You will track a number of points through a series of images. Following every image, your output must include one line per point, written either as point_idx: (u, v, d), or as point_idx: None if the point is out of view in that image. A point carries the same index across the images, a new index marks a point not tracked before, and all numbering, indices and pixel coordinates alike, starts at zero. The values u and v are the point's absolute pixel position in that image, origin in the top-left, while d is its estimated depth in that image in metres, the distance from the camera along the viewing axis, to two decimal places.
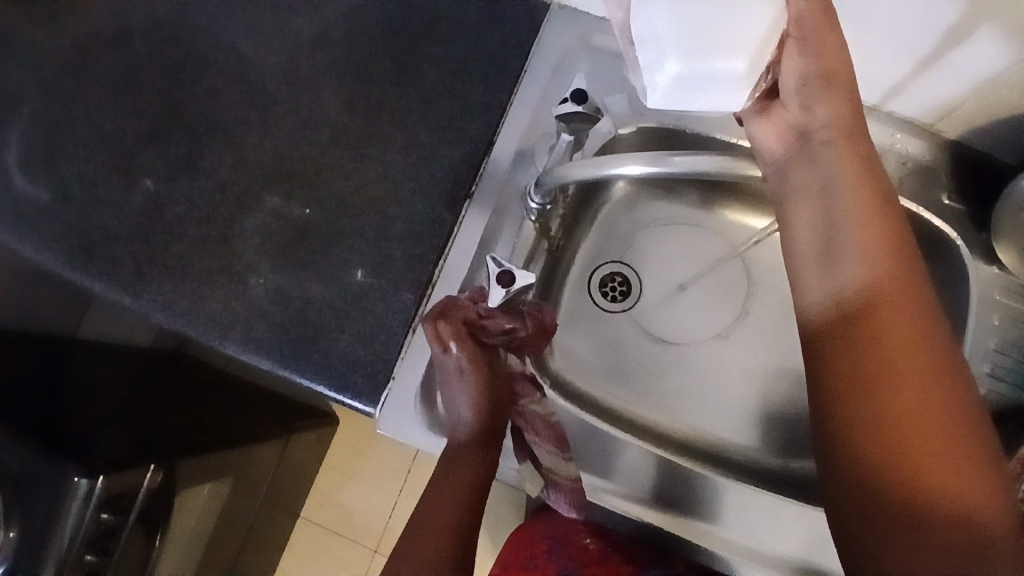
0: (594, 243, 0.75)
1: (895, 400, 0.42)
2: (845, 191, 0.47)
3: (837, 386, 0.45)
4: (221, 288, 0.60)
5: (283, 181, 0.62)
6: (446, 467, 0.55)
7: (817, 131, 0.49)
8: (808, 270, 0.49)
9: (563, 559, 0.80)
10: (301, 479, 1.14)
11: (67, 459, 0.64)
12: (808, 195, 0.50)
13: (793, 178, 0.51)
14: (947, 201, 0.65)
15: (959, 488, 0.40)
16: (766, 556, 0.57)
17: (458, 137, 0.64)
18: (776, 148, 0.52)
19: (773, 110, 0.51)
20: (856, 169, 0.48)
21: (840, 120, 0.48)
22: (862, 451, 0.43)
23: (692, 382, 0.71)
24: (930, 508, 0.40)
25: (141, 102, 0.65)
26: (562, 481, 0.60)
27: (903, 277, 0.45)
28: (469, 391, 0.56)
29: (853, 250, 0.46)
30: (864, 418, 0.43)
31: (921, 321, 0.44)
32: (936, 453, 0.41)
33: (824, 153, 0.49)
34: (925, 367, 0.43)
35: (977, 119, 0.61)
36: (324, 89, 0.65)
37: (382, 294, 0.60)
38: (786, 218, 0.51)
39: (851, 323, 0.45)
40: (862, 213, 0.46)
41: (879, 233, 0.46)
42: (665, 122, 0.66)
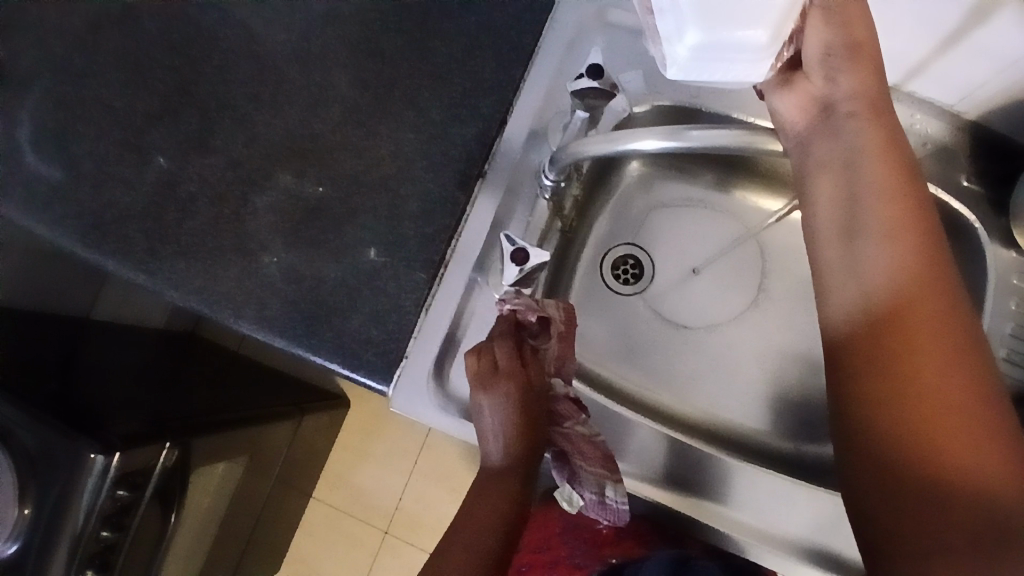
0: (606, 226, 0.74)
1: (915, 376, 0.42)
2: (868, 165, 0.47)
3: (853, 362, 0.44)
4: (235, 267, 0.60)
5: (294, 159, 0.62)
6: (483, 484, 0.53)
7: (842, 103, 0.48)
8: (828, 247, 0.48)
9: (575, 537, 0.82)
10: (313, 460, 1.15)
11: (83, 434, 0.64)
12: (830, 169, 0.48)
13: (815, 152, 0.49)
14: (965, 183, 0.64)
15: (978, 463, 0.39)
16: (776, 536, 0.57)
17: (470, 116, 0.63)
18: (798, 121, 0.50)
19: (795, 82, 0.50)
20: (879, 142, 0.47)
21: (864, 92, 0.47)
22: (878, 429, 0.42)
23: (703, 365, 0.71)
24: (951, 484, 0.39)
25: (151, 81, 0.65)
26: (608, 503, 0.56)
27: (926, 253, 0.44)
28: (504, 412, 0.53)
29: (875, 226, 0.45)
30: (883, 393, 0.42)
31: (943, 300, 0.43)
32: (953, 431, 0.40)
33: (847, 125, 0.48)
34: (943, 340, 0.42)
35: (1003, 99, 0.59)
36: (335, 67, 0.64)
37: (394, 273, 0.59)
38: (808, 194, 0.50)
39: (871, 300, 0.44)
40: (886, 187, 0.46)
41: (902, 209, 0.45)
42: (682, 102, 0.64)
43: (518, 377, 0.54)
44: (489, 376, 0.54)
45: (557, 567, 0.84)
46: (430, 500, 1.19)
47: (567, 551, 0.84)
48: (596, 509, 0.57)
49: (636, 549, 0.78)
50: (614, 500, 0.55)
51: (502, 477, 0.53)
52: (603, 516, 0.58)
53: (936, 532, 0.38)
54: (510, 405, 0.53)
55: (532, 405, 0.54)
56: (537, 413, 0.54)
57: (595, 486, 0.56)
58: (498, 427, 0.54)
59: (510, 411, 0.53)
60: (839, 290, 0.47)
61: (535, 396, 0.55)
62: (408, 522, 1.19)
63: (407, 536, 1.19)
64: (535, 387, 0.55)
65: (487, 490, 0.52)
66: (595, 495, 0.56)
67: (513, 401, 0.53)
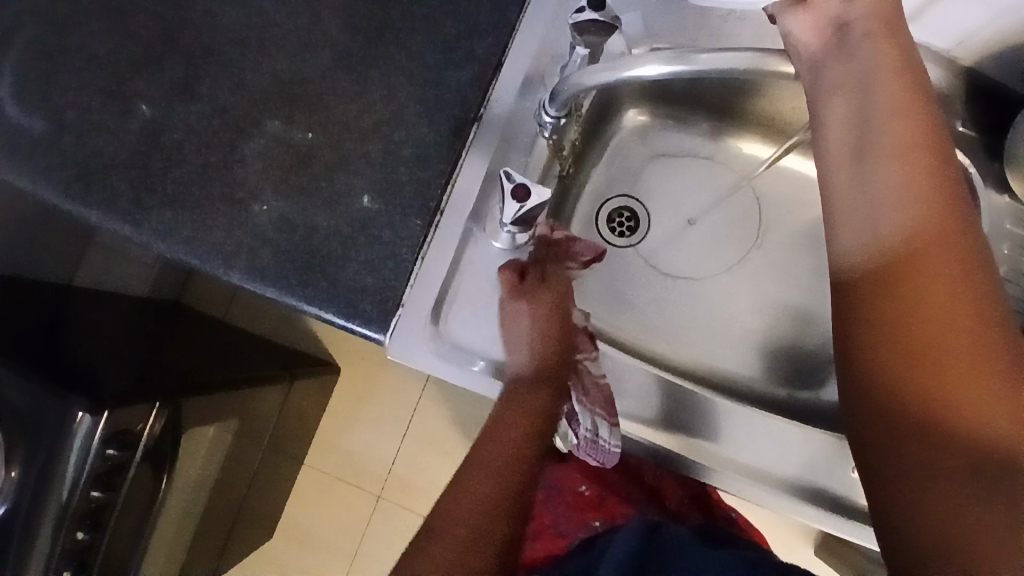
0: (602, 175, 0.73)
1: (924, 303, 0.40)
2: (882, 84, 0.46)
3: (855, 287, 0.44)
4: (224, 216, 0.58)
5: (284, 105, 0.60)
6: (514, 394, 0.57)
7: (856, 22, 0.48)
8: (837, 169, 0.47)
9: (558, 503, 0.82)
10: (304, 425, 1.13)
11: (72, 393, 0.62)
12: (844, 89, 0.47)
13: (828, 74, 0.48)
14: (962, 128, 0.64)
15: (980, 394, 0.38)
16: (771, 476, 0.58)
17: (465, 59, 0.61)
18: (812, 41, 0.50)
19: (811, 2, 0.50)
20: (894, 59, 0.46)
21: (878, 14, 0.48)
22: (881, 358, 0.41)
23: (700, 315, 0.71)
24: (952, 401, 0.38)
25: (133, 26, 0.62)
26: (599, 442, 0.57)
27: (938, 174, 0.43)
28: (536, 326, 0.58)
29: (889, 143, 0.44)
30: (887, 316, 0.42)
31: (954, 225, 0.42)
32: (959, 360, 0.39)
33: (862, 44, 0.47)
34: (952, 261, 0.41)
35: (1000, 42, 0.59)
36: (323, 10, 0.62)
37: (389, 221, 0.58)
38: (818, 118, 0.49)
39: (882, 221, 0.43)
40: (900, 104, 0.45)
41: (916, 127, 0.44)
42: (680, 44, 0.62)
43: (557, 294, 0.60)
44: (532, 288, 0.59)
45: (537, 537, 0.80)
46: (424, 464, 1.19)
47: (549, 520, 0.81)
48: (588, 449, 0.59)
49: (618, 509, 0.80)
50: (606, 441, 0.57)
51: (532, 386, 0.57)
52: (592, 457, 0.59)
53: (932, 464, 0.37)
54: (546, 317, 0.58)
55: (562, 324, 0.60)
56: (564, 333, 0.60)
57: (589, 422, 0.57)
58: (526, 343, 0.58)
59: (544, 324, 0.58)
60: (847, 210, 0.46)
61: (563, 319, 0.60)
62: (402, 487, 1.19)
63: (401, 501, 1.19)
64: (564, 310, 0.60)
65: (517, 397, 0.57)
66: (589, 431, 0.57)
67: (551, 312, 0.59)
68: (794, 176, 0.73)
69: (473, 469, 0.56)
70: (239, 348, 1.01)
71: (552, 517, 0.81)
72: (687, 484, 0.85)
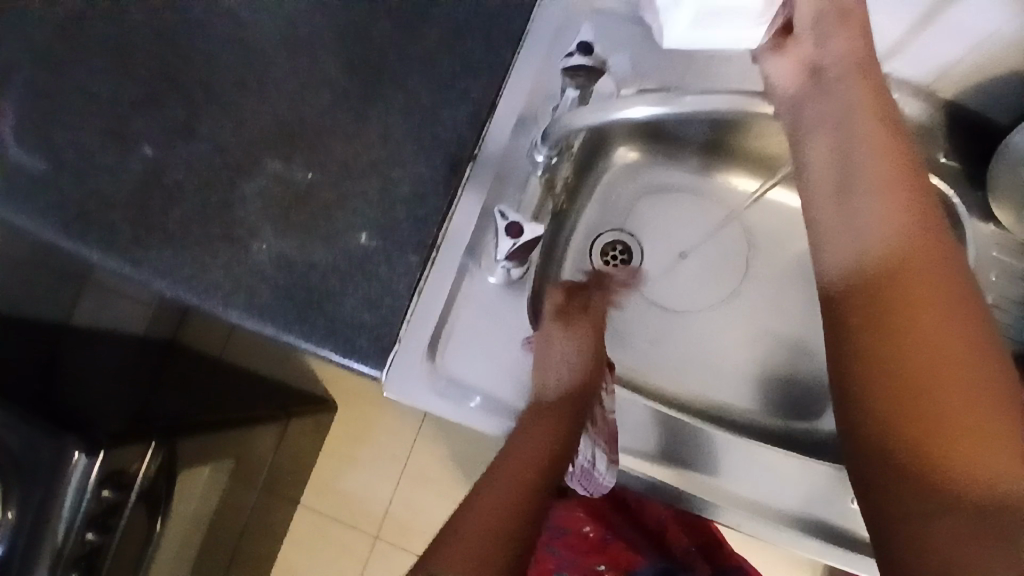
0: (595, 210, 0.75)
1: (918, 342, 0.40)
2: (861, 121, 0.46)
3: (846, 325, 0.43)
4: (223, 254, 0.59)
5: (283, 145, 0.62)
6: (535, 416, 0.56)
7: (831, 67, 0.49)
8: (821, 207, 0.47)
9: (561, 546, 0.80)
10: (300, 464, 1.12)
11: (67, 432, 0.61)
12: (825, 128, 0.48)
13: (809, 114, 0.50)
14: (944, 159, 0.66)
15: (975, 432, 0.37)
16: (771, 509, 0.58)
17: (460, 100, 0.63)
18: (791, 85, 0.51)
19: (788, 47, 0.51)
20: (870, 98, 0.47)
21: (852, 56, 0.48)
22: (876, 398, 0.40)
23: (694, 346, 0.71)
24: (938, 425, 0.38)
25: (138, 71, 0.64)
26: (594, 473, 0.58)
27: (919, 208, 0.43)
28: (574, 345, 0.60)
29: (869, 179, 0.44)
30: (883, 357, 0.40)
31: (940, 261, 0.42)
32: (957, 399, 0.38)
33: (837, 87, 0.48)
34: (940, 299, 0.41)
35: (976, 77, 0.61)
36: (323, 53, 0.64)
37: (385, 257, 0.59)
38: (802, 155, 0.50)
39: (867, 257, 0.43)
40: (879, 141, 0.45)
41: (895, 163, 0.44)
42: (665, 84, 0.65)
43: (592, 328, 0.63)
44: (575, 311, 0.63)
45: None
46: (420, 503, 1.17)
47: (553, 565, 0.80)
48: (582, 477, 0.60)
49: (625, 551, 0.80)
50: (602, 474, 0.57)
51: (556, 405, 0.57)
52: (583, 485, 0.61)
53: (926, 495, 0.37)
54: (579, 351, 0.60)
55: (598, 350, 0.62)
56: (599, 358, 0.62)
57: (589, 453, 0.58)
58: (561, 360, 0.59)
59: (585, 344, 0.61)
60: (832, 242, 0.45)
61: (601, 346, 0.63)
62: (398, 527, 1.17)
63: (397, 542, 1.17)
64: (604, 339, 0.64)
65: (541, 416, 0.56)
66: (587, 462, 0.58)
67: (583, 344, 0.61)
68: (780, 209, 0.75)
69: (494, 484, 0.54)
70: (233, 385, 1.01)
71: (557, 561, 0.79)
72: (688, 524, 0.83)
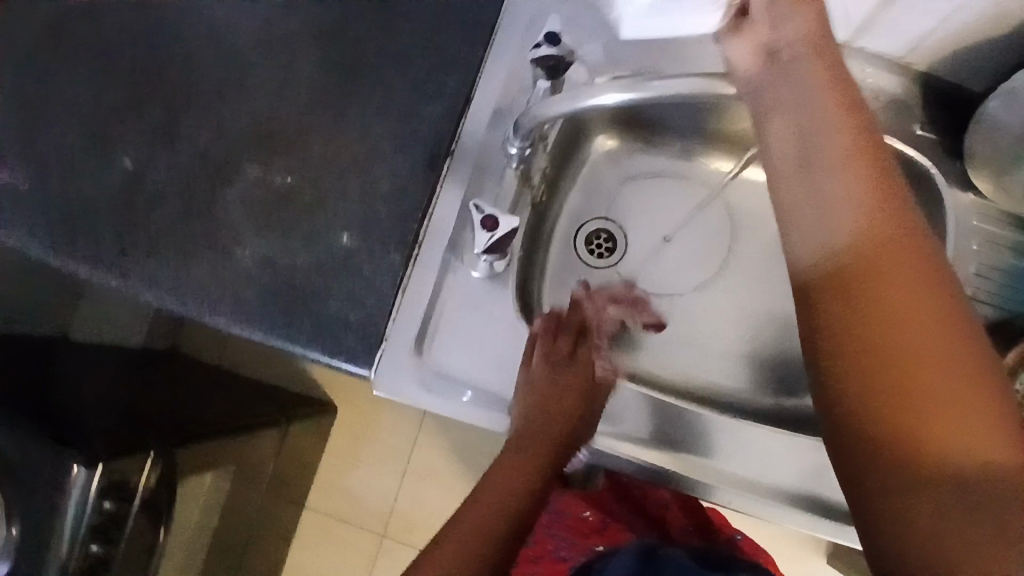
0: (578, 199, 0.75)
1: (897, 329, 0.35)
2: (822, 103, 0.41)
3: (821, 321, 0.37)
4: (208, 260, 0.60)
5: (263, 149, 0.62)
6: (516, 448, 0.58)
7: (786, 48, 0.44)
8: (783, 190, 0.41)
9: (560, 529, 0.82)
10: (304, 466, 1.13)
11: (64, 446, 0.63)
12: (784, 109, 0.43)
13: (768, 94, 0.44)
14: (919, 131, 0.65)
15: (967, 421, 0.33)
16: (762, 485, 0.58)
17: (435, 96, 0.63)
18: (749, 66, 0.46)
19: (744, 30, 0.47)
20: (828, 80, 0.42)
21: (808, 37, 0.44)
22: (863, 397, 0.35)
23: (683, 330, 0.72)
24: (915, 414, 0.34)
25: (116, 82, 0.65)
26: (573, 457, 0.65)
27: (890, 189, 0.38)
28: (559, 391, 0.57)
29: (835, 160, 0.39)
30: (862, 352, 0.36)
31: (913, 240, 0.37)
32: (939, 387, 0.34)
33: (795, 67, 0.43)
34: (917, 281, 0.36)
35: (949, 47, 0.61)
36: (298, 56, 0.65)
37: (369, 255, 0.59)
38: (761, 133, 0.44)
39: (835, 238, 0.38)
40: (841, 120, 0.40)
41: (860, 142, 0.39)
42: (638, 70, 0.64)
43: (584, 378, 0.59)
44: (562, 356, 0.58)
45: (539, 561, 0.82)
46: (425, 500, 1.18)
47: (551, 545, 0.82)
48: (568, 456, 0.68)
49: (621, 534, 0.79)
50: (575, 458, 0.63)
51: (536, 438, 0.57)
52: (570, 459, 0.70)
53: (926, 495, 0.33)
54: (570, 396, 0.57)
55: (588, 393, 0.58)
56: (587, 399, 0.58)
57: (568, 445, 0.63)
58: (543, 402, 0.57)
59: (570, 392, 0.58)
60: (804, 230, 0.40)
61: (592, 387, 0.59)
62: (404, 525, 1.18)
63: (404, 539, 1.17)
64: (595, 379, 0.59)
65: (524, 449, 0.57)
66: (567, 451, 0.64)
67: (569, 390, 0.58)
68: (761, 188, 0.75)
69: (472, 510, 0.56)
70: (234, 392, 1.01)
71: (554, 542, 0.81)
72: (689, 510, 0.83)
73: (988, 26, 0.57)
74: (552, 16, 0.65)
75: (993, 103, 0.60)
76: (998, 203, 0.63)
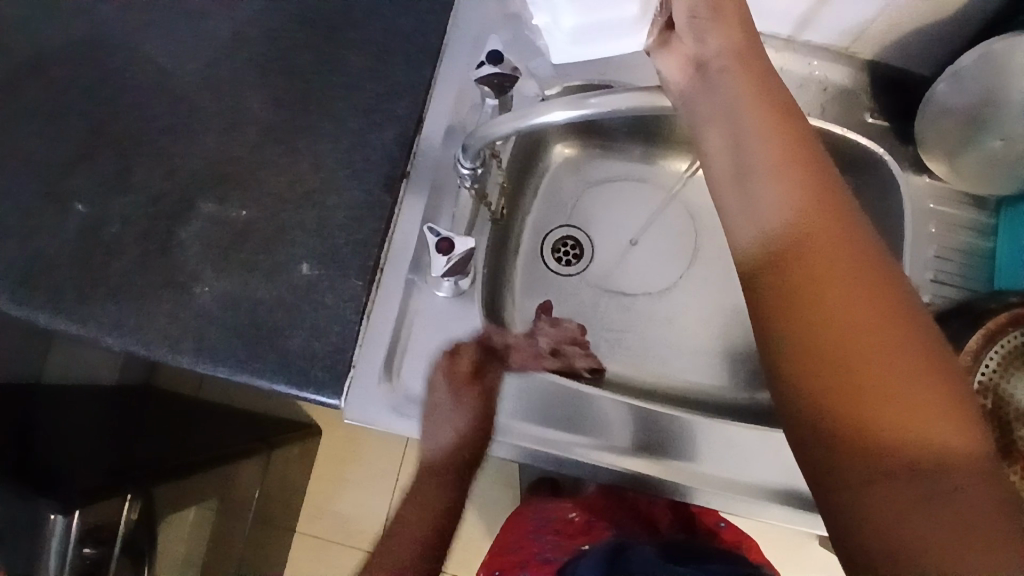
0: (541, 209, 0.75)
1: (842, 322, 0.35)
2: (750, 111, 0.42)
3: (767, 322, 0.38)
4: (168, 302, 0.59)
5: (216, 185, 0.61)
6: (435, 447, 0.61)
7: (713, 59, 0.44)
8: (726, 200, 0.42)
9: (545, 533, 0.80)
10: (290, 494, 1.12)
11: (41, 495, 0.63)
12: (716, 121, 0.44)
13: (701, 109, 0.45)
14: (870, 119, 0.66)
15: (919, 405, 0.33)
16: (743, 484, 0.56)
17: (387, 119, 0.63)
18: (681, 80, 0.47)
19: (671, 44, 0.48)
20: (755, 88, 0.42)
21: (733, 46, 0.44)
22: (815, 394, 0.35)
23: (655, 331, 0.72)
24: (874, 425, 0.33)
25: (65, 127, 0.64)
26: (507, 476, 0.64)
27: (825, 193, 0.38)
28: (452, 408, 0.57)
29: (767, 166, 0.40)
30: (811, 349, 0.35)
31: (849, 234, 0.37)
32: (887, 374, 0.33)
33: (720, 80, 0.44)
34: (860, 273, 0.36)
35: (892, 37, 0.61)
36: (245, 88, 0.64)
37: (331, 285, 0.59)
38: (702, 150, 0.45)
39: (772, 237, 0.38)
40: (770, 125, 0.41)
41: (789, 144, 0.40)
42: (591, 79, 0.63)
43: (484, 396, 0.57)
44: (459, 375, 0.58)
45: (525, 567, 0.75)
46: None
47: (537, 549, 0.78)
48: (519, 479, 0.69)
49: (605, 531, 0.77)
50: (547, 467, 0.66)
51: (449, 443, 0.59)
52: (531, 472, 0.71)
53: (882, 480, 0.32)
54: (470, 420, 0.56)
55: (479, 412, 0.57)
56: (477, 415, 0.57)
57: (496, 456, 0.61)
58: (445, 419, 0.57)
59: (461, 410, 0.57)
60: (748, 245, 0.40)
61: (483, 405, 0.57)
62: None
63: None
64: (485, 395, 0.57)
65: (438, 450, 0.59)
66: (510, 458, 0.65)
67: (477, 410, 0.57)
68: None
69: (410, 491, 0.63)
70: (215, 424, 0.99)
71: (540, 546, 0.78)
72: (677, 506, 0.82)
73: (923, 15, 0.58)
74: (493, 37, 0.63)
75: (941, 86, 0.60)
76: (952, 185, 0.65)
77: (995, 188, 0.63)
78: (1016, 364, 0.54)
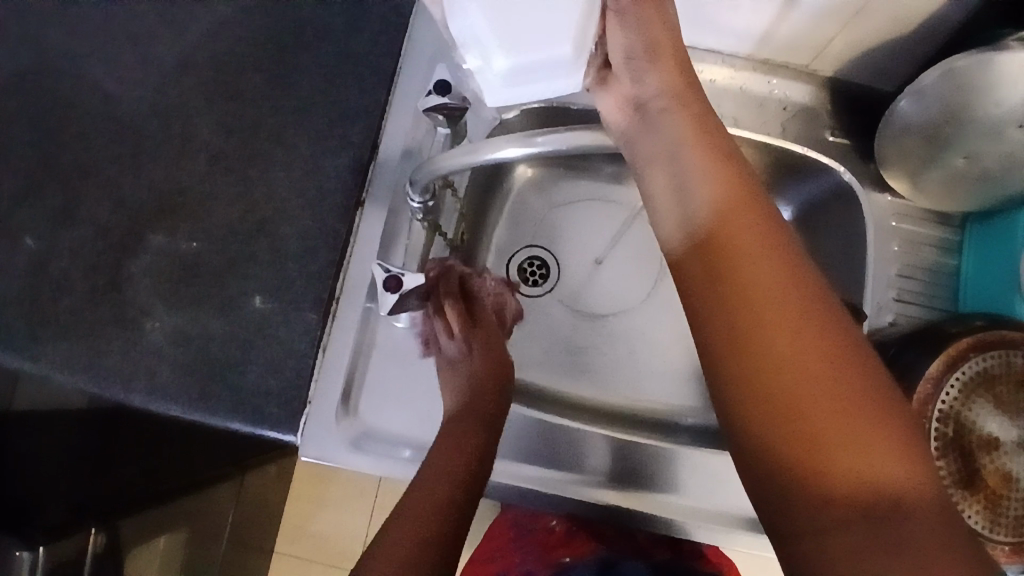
0: (504, 232, 0.74)
1: (788, 368, 0.34)
2: (689, 153, 0.42)
3: (714, 370, 0.36)
4: (116, 340, 0.59)
5: (164, 218, 0.61)
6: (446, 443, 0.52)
7: (652, 100, 0.45)
8: (668, 240, 0.41)
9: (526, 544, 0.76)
10: (269, 519, 1.09)
11: None
12: (657, 162, 0.43)
13: (643, 148, 0.45)
14: (831, 137, 0.65)
15: (863, 448, 0.32)
16: (716, 511, 0.56)
17: (340, 145, 0.63)
18: (620, 120, 0.47)
19: (610, 81, 0.48)
20: (693, 129, 0.43)
21: (672, 89, 0.45)
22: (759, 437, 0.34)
23: (623, 352, 0.71)
24: (828, 474, 0.32)
25: (8, 157, 0.62)
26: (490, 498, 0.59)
27: (768, 233, 0.37)
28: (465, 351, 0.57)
29: (706, 210, 0.39)
30: (753, 395, 0.35)
31: (793, 279, 0.36)
32: (828, 417, 0.33)
33: (660, 121, 0.44)
34: (803, 319, 0.35)
35: (855, 50, 0.60)
36: (194, 114, 0.63)
37: (284, 318, 0.59)
38: (644, 189, 0.45)
39: (716, 282, 0.37)
40: (710, 167, 0.40)
41: (731, 185, 0.39)
42: (551, 102, 0.61)
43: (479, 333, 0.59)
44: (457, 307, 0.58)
45: None
46: None
47: (517, 559, 0.74)
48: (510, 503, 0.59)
49: (587, 544, 0.72)
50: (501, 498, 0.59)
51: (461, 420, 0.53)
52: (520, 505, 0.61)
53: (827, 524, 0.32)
54: (473, 357, 0.57)
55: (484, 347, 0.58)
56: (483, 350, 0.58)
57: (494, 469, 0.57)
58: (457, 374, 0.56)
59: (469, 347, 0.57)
60: (693, 290, 0.38)
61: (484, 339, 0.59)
62: None
63: None
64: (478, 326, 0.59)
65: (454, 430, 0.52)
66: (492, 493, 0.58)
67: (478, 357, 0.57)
68: None
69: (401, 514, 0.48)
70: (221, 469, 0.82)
71: (521, 555, 0.74)
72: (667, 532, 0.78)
73: (883, 30, 0.56)
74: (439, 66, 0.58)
75: (904, 103, 0.58)
76: (915, 203, 0.65)
77: (953, 206, 0.63)
78: (977, 392, 0.54)
